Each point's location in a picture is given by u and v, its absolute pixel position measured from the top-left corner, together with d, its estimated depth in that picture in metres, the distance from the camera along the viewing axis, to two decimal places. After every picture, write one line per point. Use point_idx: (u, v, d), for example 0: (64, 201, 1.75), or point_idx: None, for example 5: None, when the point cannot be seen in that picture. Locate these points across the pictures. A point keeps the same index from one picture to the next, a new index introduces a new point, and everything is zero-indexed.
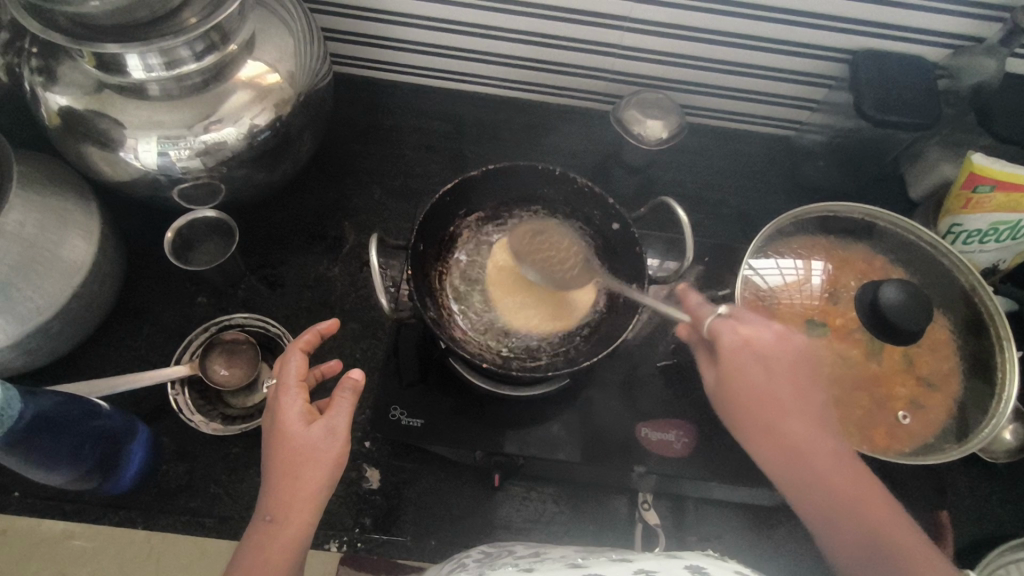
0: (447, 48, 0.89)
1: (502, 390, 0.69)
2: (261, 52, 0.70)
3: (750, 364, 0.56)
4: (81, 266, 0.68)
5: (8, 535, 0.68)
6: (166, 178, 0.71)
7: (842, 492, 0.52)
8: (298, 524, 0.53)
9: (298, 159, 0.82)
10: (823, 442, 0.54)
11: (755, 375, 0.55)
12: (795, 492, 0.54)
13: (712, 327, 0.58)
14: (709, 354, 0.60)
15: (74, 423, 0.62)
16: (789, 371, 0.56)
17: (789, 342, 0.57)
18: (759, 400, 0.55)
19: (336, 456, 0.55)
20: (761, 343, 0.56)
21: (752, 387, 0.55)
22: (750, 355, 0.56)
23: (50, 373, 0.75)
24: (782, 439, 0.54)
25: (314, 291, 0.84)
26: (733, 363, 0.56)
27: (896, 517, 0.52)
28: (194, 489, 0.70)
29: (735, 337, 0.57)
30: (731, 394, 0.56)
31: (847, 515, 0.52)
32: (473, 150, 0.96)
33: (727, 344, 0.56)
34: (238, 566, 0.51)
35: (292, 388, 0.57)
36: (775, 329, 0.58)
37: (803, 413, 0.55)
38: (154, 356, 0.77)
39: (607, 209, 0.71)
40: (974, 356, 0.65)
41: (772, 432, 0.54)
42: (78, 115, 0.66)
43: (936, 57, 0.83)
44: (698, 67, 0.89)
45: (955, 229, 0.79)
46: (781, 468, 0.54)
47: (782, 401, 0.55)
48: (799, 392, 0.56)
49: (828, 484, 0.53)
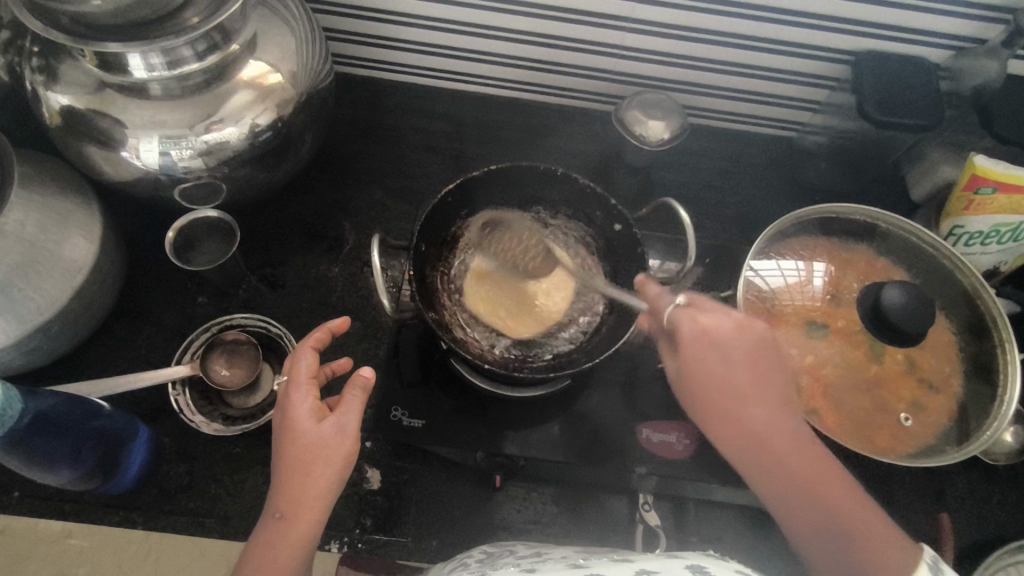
0: (449, 48, 0.89)
1: (502, 390, 0.69)
2: (263, 52, 0.70)
3: (709, 354, 0.55)
4: (82, 265, 0.68)
5: (8, 535, 0.69)
6: (167, 178, 0.71)
7: (803, 482, 0.52)
8: (306, 520, 0.53)
9: (299, 159, 0.82)
10: (781, 429, 0.54)
11: (711, 367, 0.54)
12: (759, 480, 0.53)
13: (672, 318, 0.57)
14: (669, 341, 0.58)
15: (75, 423, 0.62)
16: (748, 359, 0.55)
17: (748, 327, 0.56)
18: (719, 390, 0.54)
19: (346, 453, 0.55)
20: (720, 332, 0.55)
21: (711, 377, 0.54)
22: (710, 345, 0.55)
23: (50, 373, 0.75)
24: (738, 428, 0.54)
25: (315, 291, 0.83)
26: (694, 354, 0.55)
27: (858, 503, 0.51)
28: (194, 490, 0.70)
29: (694, 328, 0.55)
30: (691, 383, 0.55)
31: (807, 500, 0.52)
32: (474, 150, 0.96)
33: (687, 336, 0.55)
34: (247, 562, 0.52)
35: (302, 385, 0.57)
36: (732, 316, 0.56)
37: (762, 401, 0.54)
38: (154, 356, 0.77)
39: (610, 210, 0.70)
40: (976, 358, 0.65)
41: (731, 421, 0.54)
42: (80, 115, 0.66)
43: (938, 58, 0.83)
44: (700, 68, 0.89)
45: (957, 231, 0.79)
46: (743, 454, 0.54)
47: (742, 391, 0.54)
48: (757, 381, 0.55)
49: (788, 473, 0.52)
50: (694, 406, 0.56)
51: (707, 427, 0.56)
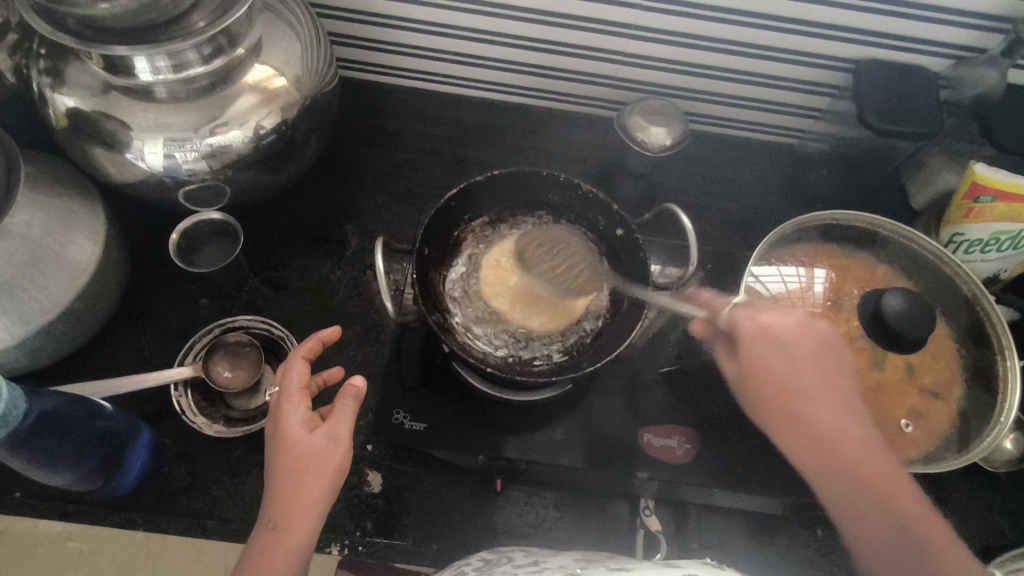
0: (452, 53, 0.90)
1: (504, 395, 0.69)
2: (268, 55, 0.70)
3: (767, 350, 0.60)
4: (86, 266, 0.68)
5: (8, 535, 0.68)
6: (171, 180, 0.72)
7: (871, 481, 0.54)
8: (300, 530, 0.54)
9: (303, 162, 0.82)
10: (850, 431, 0.57)
11: (775, 364, 0.59)
12: (824, 483, 0.56)
13: (731, 318, 0.62)
14: (727, 344, 0.64)
15: (77, 423, 0.62)
16: (813, 355, 0.59)
17: (815, 330, 0.60)
18: (782, 387, 0.59)
19: (338, 462, 0.55)
20: (782, 330, 0.60)
21: (775, 372, 0.59)
22: (769, 342, 0.60)
23: (53, 374, 0.75)
24: (809, 427, 0.57)
25: (317, 294, 0.84)
26: (753, 351, 0.60)
27: (926, 514, 0.54)
28: (195, 491, 0.70)
29: (753, 325, 0.60)
30: (755, 380, 0.60)
31: (867, 493, 0.54)
32: (477, 155, 0.97)
33: (747, 332, 0.60)
34: (241, 572, 0.52)
35: (293, 395, 0.57)
36: (796, 316, 0.61)
37: (826, 401, 0.58)
38: (157, 357, 0.77)
39: (611, 215, 0.71)
40: (975, 365, 0.65)
41: (793, 417, 0.58)
42: (86, 117, 0.67)
43: (938, 67, 0.84)
44: (703, 74, 0.90)
45: (957, 239, 0.79)
46: (803, 452, 0.57)
47: (808, 389, 0.58)
48: (830, 382, 0.59)
49: (846, 468, 0.55)
50: (759, 408, 0.60)
51: (769, 428, 0.60)
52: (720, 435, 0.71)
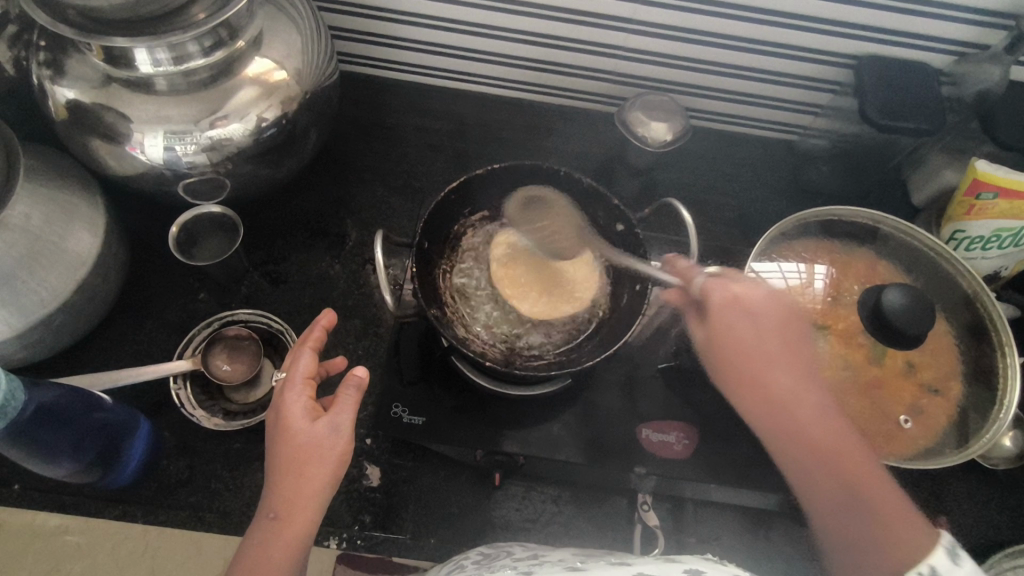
0: (453, 48, 0.90)
1: (504, 390, 0.68)
2: (268, 49, 0.70)
3: (736, 318, 0.57)
4: (86, 259, 0.68)
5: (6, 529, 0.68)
6: (171, 173, 0.71)
7: (822, 447, 0.52)
8: (301, 520, 0.53)
9: (303, 156, 0.82)
10: (807, 397, 0.55)
11: (740, 332, 0.57)
12: (778, 448, 0.54)
13: (702, 287, 0.59)
14: (698, 315, 0.61)
15: (77, 414, 0.62)
16: (778, 327, 0.57)
17: (781, 302, 0.58)
18: (744, 354, 0.56)
19: (340, 453, 0.56)
20: (753, 302, 0.58)
21: (737, 341, 0.57)
22: (738, 311, 0.57)
23: (52, 367, 0.75)
24: (763, 391, 0.55)
25: (316, 288, 0.84)
26: (722, 319, 0.57)
27: (878, 479, 0.51)
28: (194, 484, 0.70)
29: (724, 295, 0.58)
30: (718, 350, 0.57)
31: (817, 459, 0.52)
32: (477, 150, 0.96)
33: (715, 300, 0.58)
34: (241, 560, 0.52)
35: (297, 383, 0.58)
36: (766, 288, 0.59)
37: (787, 366, 0.56)
38: (156, 350, 0.77)
39: (611, 209, 0.71)
40: (975, 362, 0.65)
41: (751, 380, 0.56)
42: (86, 109, 0.67)
43: (940, 63, 0.84)
44: (705, 70, 0.89)
45: (958, 236, 0.79)
46: (766, 423, 0.55)
47: (770, 354, 0.56)
48: (792, 351, 0.57)
49: (797, 432, 0.53)
50: (719, 375, 0.58)
51: (731, 396, 0.57)
52: (720, 431, 0.71)
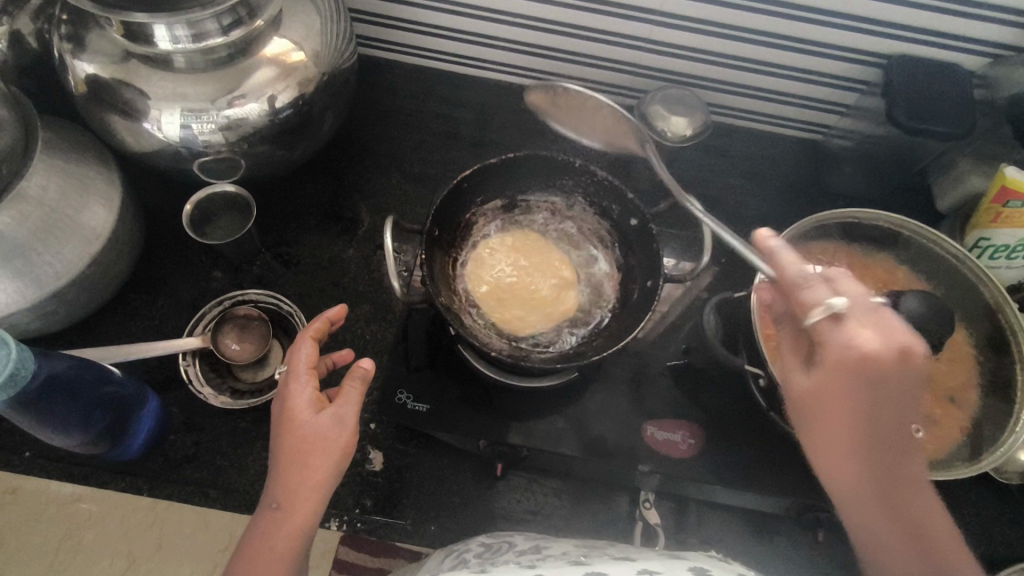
0: (473, 34, 0.89)
1: (508, 380, 0.69)
2: (287, 29, 0.70)
3: (855, 382, 0.48)
4: (100, 233, 0.69)
5: (20, 495, 0.71)
6: (187, 151, 0.72)
7: (911, 522, 0.50)
8: (303, 510, 0.54)
9: (319, 139, 0.82)
10: (903, 475, 0.51)
11: (859, 398, 0.48)
12: (864, 527, 0.51)
13: (814, 328, 0.50)
14: (799, 357, 0.53)
15: (87, 388, 0.62)
16: (899, 394, 0.49)
17: (913, 361, 0.49)
18: (851, 422, 0.49)
19: (343, 445, 0.56)
20: (881, 361, 0.48)
21: (847, 407, 0.49)
22: (863, 377, 0.48)
23: (66, 338, 0.76)
24: (871, 470, 0.50)
25: (327, 271, 0.84)
26: (839, 380, 0.48)
27: (968, 567, 0.49)
28: (200, 461, 0.71)
29: (842, 348, 0.48)
30: (816, 410, 0.50)
31: (911, 544, 0.49)
32: (495, 138, 0.96)
33: (833, 356, 0.49)
34: (245, 547, 0.53)
35: (302, 375, 0.58)
36: (900, 342, 0.48)
37: (890, 442, 0.50)
38: (167, 326, 0.78)
39: (626, 204, 0.67)
40: (995, 374, 0.63)
41: (859, 452, 0.50)
42: (104, 84, 0.67)
43: (973, 65, 0.82)
44: (731, 64, 0.87)
45: (982, 244, 0.77)
46: (857, 500, 0.50)
47: (878, 422, 0.50)
48: (905, 421, 0.50)
49: (889, 516, 0.50)
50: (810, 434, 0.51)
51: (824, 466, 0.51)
52: (726, 432, 0.70)
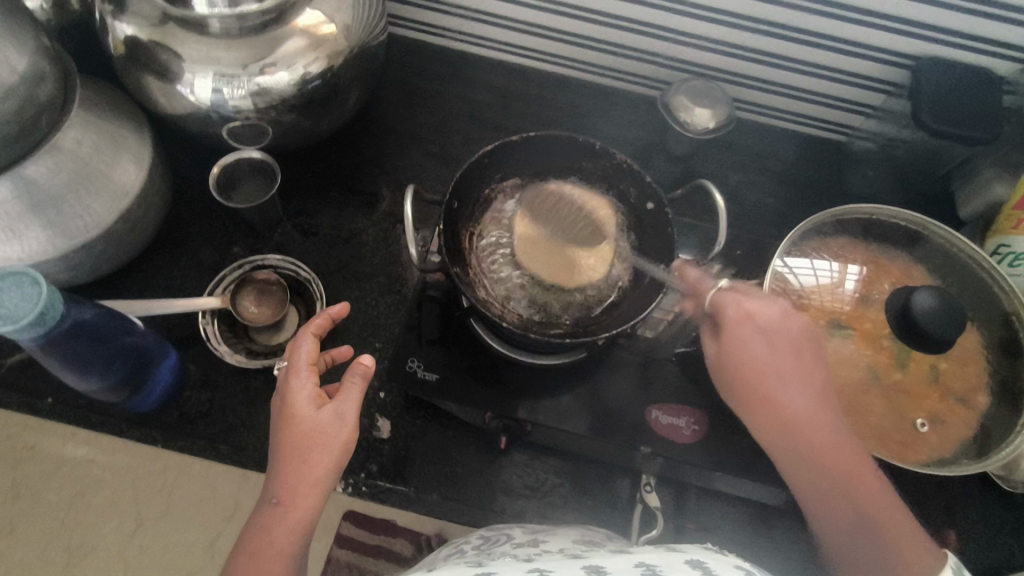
0: (503, 19, 0.90)
1: (517, 355, 0.70)
2: (320, 2, 0.72)
3: (751, 335, 0.58)
4: (130, 190, 0.71)
5: (41, 454, 0.83)
6: (217, 116, 0.74)
7: (813, 449, 0.55)
8: (304, 505, 0.55)
9: (344, 112, 0.83)
10: (822, 421, 0.56)
11: (755, 348, 0.58)
12: (789, 468, 0.57)
13: (714, 300, 0.61)
14: (713, 329, 0.62)
15: (112, 337, 0.64)
16: (790, 345, 0.59)
17: (793, 321, 0.60)
18: (754, 370, 0.58)
19: (344, 441, 0.57)
20: (765, 317, 0.59)
21: (749, 358, 0.58)
22: (753, 329, 0.59)
23: (91, 292, 0.78)
24: (778, 412, 0.57)
25: (346, 243, 0.85)
26: (737, 334, 0.59)
27: (887, 501, 0.54)
28: (213, 417, 0.73)
29: (738, 311, 0.59)
30: (732, 368, 0.59)
31: (822, 478, 0.55)
32: (518, 122, 0.97)
33: (730, 315, 0.59)
34: (244, 544, 0.54)
35: (302, 371, 0.60)
36: (780, 305, 0.60)
37: (805, 391, 0.58)
38: (189, 287, 0.80)
39: (643, 187, 0.69)
40: (1007, 377, 0.63)
41: (763, 396, 0.58)
42: (142, 46, 0.69)
43: (1004, 71, 0.81)
44: (756, 59, 0.88)
45: (1002, 250, 0.77)
46: (778, 444, 0.57)
47: (773, 371, 0.58)
48: (803, 369, 0.58)
49: (812, 456, 0.55)
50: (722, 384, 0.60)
51: (744, 418, 0.59)
52: (732, 421, 0.70)
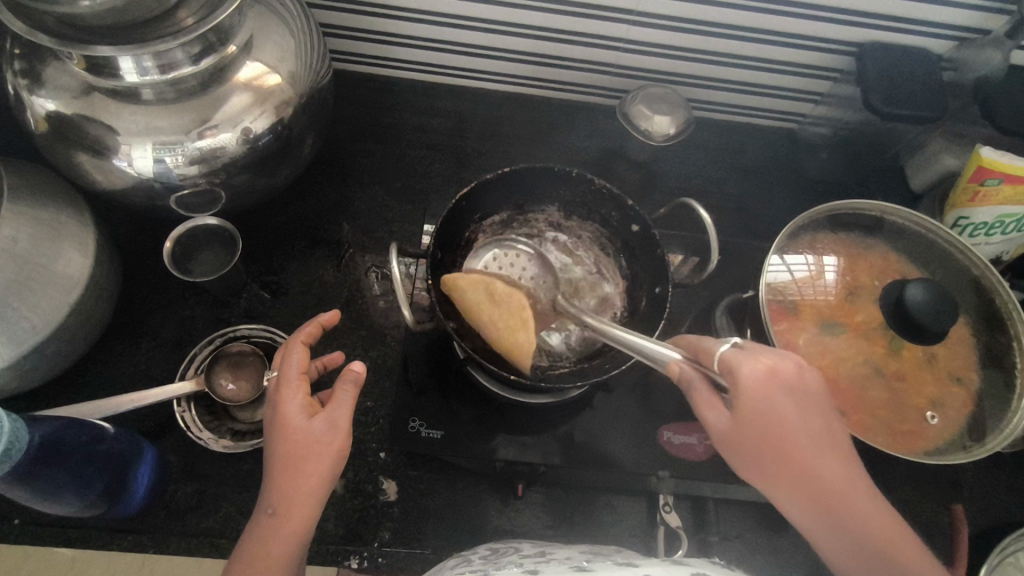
0: (448, 44, 0.87)
1: (521, 398, 0.68)
2: (260, 52, 0.67)
3: (777, 397, 0.50)
4: (77, 281, 0.65)
5: None
6: (162, 186, 0.68)
7: (853, 525, 0.50)
8: (300, 516, 0.54)
9: (299, 163, 0.79)
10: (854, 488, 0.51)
11: (779, 410, 0.50)
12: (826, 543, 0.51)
13: (727, 358, 0.52)
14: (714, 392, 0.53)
15: (79, 447, 0.59)
16: (813, 405, 0.52)
17: (805, 380, 0.52)
18: (785, 441, 0.50)
19: (338, 450, 0.56)
20: (786, 372, 0.51)
21: (779, 424, 0.50)
22: (778, 388, 0.50)
23: (45, 392, 0.71)
24: (815, 483, 0.50)
25: (319, 298, 0.81)
26: (759, 398, 0.50)
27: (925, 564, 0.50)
28: (205, 509, 0.68)
29: (761, 369, 0.51)
30: (753, 432, 0.50)
31: (868, 552, 0.49)
32: (476, 148, 0.94)
33: (750, 378, 0.50)
34: (239, 557, 0.52)
35: (293, 380, 0.58)
36: (795, 359, 0.52)
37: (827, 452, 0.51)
38: (155, 371, 0.74)
39: (627, 211, 0.68)
40: (991, 352, 0.66)
41: (796, 467, 0.50)
42: (69, 121, 0.63)
43: (941, 49, 0.84)
44: (705, 60, 0.88)
45: (962, 222, 0.80)
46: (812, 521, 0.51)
47: (801, 437, 0.51)
48: (826, 430, 0.52)
49: (853, 528, 0.50)
50: (752, 461, 0.51)
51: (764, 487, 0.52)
52: None
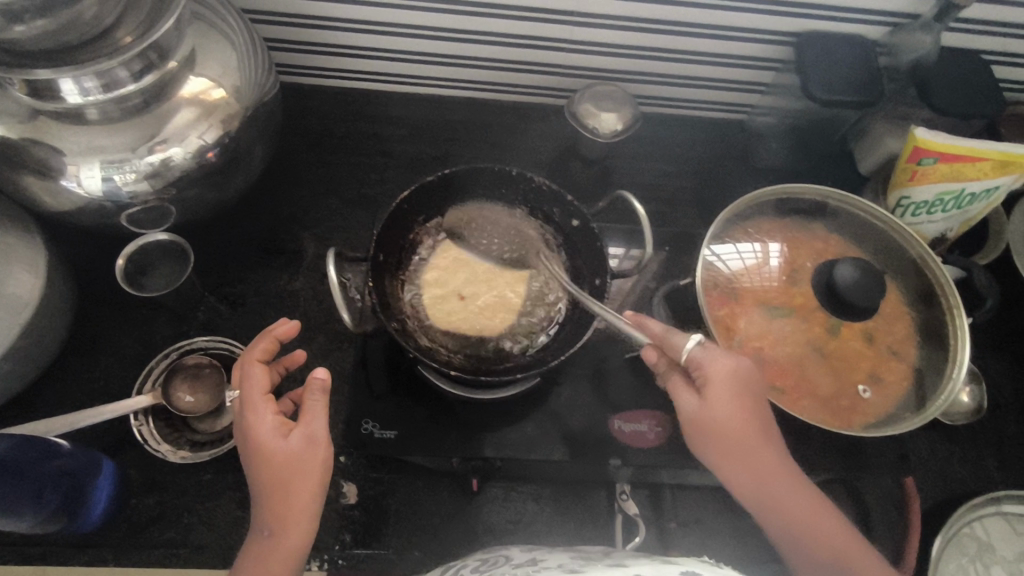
0: (395, 52, 0.88)
1: (457, 390, 0.70)
2: (203, 68, 0.68)
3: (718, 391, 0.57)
4: (30, 300, 0.66)
5: None
6: (112, 204, 0.69)
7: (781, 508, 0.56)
8: (299, 530, 0.56)
9: (250, 173, 0.80)
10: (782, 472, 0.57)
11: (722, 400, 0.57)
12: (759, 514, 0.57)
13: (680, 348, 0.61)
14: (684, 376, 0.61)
15: (31, 464, 0.60)
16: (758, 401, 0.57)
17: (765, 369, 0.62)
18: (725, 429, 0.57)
19: (323, 459, 0.57)
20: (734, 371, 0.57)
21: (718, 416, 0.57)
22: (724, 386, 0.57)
23: (4, 413, 0.72)
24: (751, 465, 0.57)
25: (277, 307, 0.82)
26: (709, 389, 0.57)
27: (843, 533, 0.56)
28: (167, 520, 0.69)
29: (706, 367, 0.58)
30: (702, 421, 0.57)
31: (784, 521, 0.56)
32: (429, 153, 0.96)
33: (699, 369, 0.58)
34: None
35: (259, 402, 0.58)
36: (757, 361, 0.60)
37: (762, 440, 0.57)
38: (114, 387, 0.75)
39: (566, 207, 0.72)
40: (927, 325, 0.68)
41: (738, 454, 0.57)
42: (13, 145, 0.64)
43: (876, 35, 0.86)
44: (652, 57, 0.90)
45: (903, 202, 0.81)
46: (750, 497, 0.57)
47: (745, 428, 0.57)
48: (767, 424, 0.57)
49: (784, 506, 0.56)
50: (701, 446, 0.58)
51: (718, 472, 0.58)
52: None
